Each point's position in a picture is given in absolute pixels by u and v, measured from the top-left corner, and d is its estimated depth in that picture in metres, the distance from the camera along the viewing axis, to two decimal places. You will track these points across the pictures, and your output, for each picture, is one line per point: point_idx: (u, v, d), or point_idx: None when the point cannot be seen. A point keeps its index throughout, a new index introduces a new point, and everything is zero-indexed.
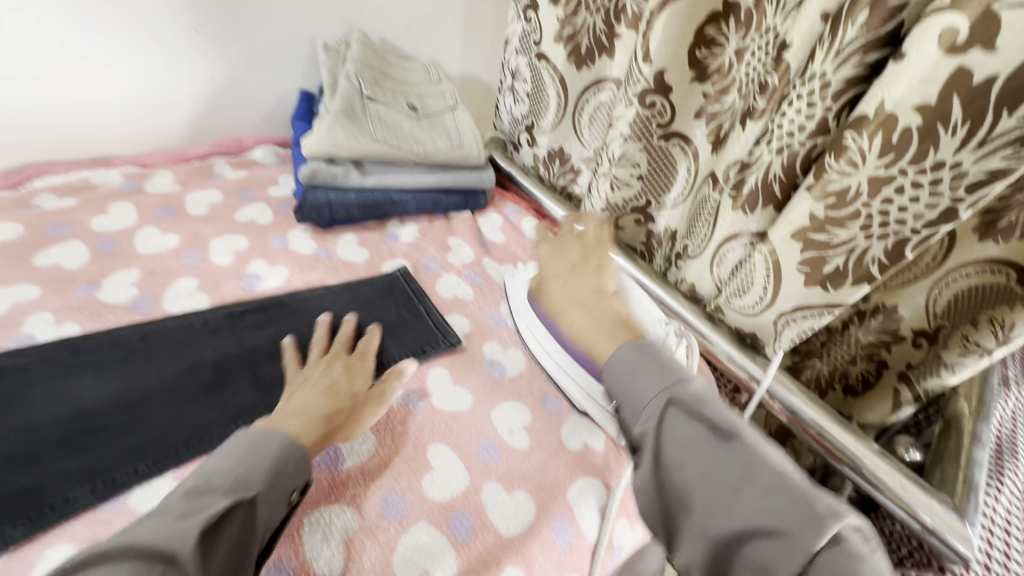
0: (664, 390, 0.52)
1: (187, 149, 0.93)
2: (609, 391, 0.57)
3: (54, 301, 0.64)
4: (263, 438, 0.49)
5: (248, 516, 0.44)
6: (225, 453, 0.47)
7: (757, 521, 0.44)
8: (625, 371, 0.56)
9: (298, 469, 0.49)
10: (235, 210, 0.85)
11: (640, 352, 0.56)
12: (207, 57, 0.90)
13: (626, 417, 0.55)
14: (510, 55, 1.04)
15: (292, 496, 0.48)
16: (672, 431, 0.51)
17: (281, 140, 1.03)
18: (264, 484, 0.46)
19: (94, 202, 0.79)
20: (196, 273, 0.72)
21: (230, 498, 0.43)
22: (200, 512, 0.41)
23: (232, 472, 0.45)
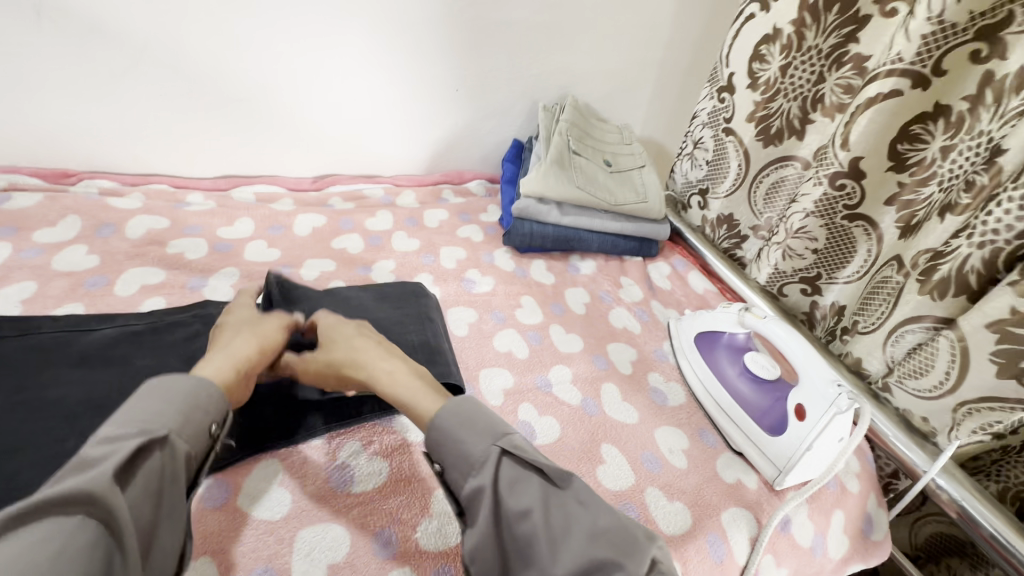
0: (495, 442, 0.50)
1: (425, 176, 1.18)
2: (434, 449, 0.52)
3: (345, 274, 0.87)
4: (172, 382, 0.47)
5: (167, 454, 0.43)
6: (123, 405, 0.44)
7: (595, 560, 0.44)
8: (454, 427, 0.52)
9: (213, 399, 0.48)
10: (458, 227, 1.07)
11: (459, 404, 0.54)
12: (455, 108, 1.13)
13: (452, 475, 0.51)
14: (696, 126, 1.14)
15: (213, 428, 0.47)
16: (506, 481, 0.49)
17: (491, 177, 1.24)
18: (177, 424, 0.44)
19: (366, 207, 1.05)
20: (431, 271, 0.93)
21: (141, 439, 0.41)
22: (110, 457, 0.39)
23: (133, 418, 0.43)
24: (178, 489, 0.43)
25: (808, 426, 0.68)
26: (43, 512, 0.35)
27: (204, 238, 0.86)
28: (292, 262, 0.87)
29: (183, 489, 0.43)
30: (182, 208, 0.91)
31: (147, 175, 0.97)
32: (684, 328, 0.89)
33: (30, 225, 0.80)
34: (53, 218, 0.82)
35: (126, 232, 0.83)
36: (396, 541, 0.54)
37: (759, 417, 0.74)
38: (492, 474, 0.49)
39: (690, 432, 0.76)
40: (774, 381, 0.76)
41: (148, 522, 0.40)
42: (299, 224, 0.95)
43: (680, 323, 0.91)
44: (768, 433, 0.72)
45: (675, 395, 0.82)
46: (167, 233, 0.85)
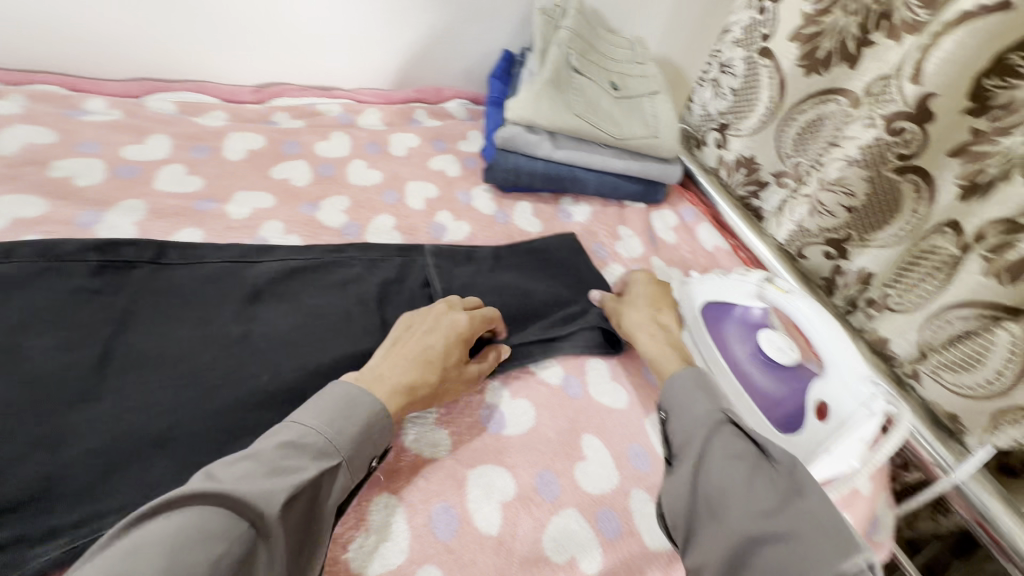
0: (721, 407, 0.48)
1: (394, 92, 0.98)
2: (663, 399, 0.52)
3: (284, 212, 0.71)
4: (360, 398, 0.46)
5: (334, 484, 0.43)
6: (321, 406, 0.45)
7: (787, 529, 0.39)
8: (679, 387, 0.52)
9: (382, 437, 0.47)
10: (429, 158, 0.89)
11: (699, 374, 0.53)
12: (430, 4, 0.91)
13: (666, 426, 0.51)
14: (723, 45, 0.94)
15: (371, 464, 0.46)
16: (723, 439, 0.46)
17: (474, 97, 1.04)
18: (347, 449, 0.44)
19: (319, 128, 0.86)
20: (393, 212, 0.77)
21: (314, 473, 0.41)
22: (290, 475, 0.40)
23: (319, 431, 0.43)
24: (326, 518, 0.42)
25: (832, 425, 0.58)
26: (203, 502, 0.36)
27: (104, 159, 0.68)
28: (218, 195, 0.70)
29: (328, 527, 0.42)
30: (80, 118, 0.72)
31: (35, 71, 0.76)
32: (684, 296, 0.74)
33: None
34: None
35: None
36: (322, 562, 0.45)
37: (770, 408, 0.65)
38: (707, 432, 0.46)
39: None
40: (791, 367, 0.65)
41: (296, 539, 0.41)
42: (231, 145, 0.77)
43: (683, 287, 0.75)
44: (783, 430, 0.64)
45: None
46: (54, 150, 0.67)
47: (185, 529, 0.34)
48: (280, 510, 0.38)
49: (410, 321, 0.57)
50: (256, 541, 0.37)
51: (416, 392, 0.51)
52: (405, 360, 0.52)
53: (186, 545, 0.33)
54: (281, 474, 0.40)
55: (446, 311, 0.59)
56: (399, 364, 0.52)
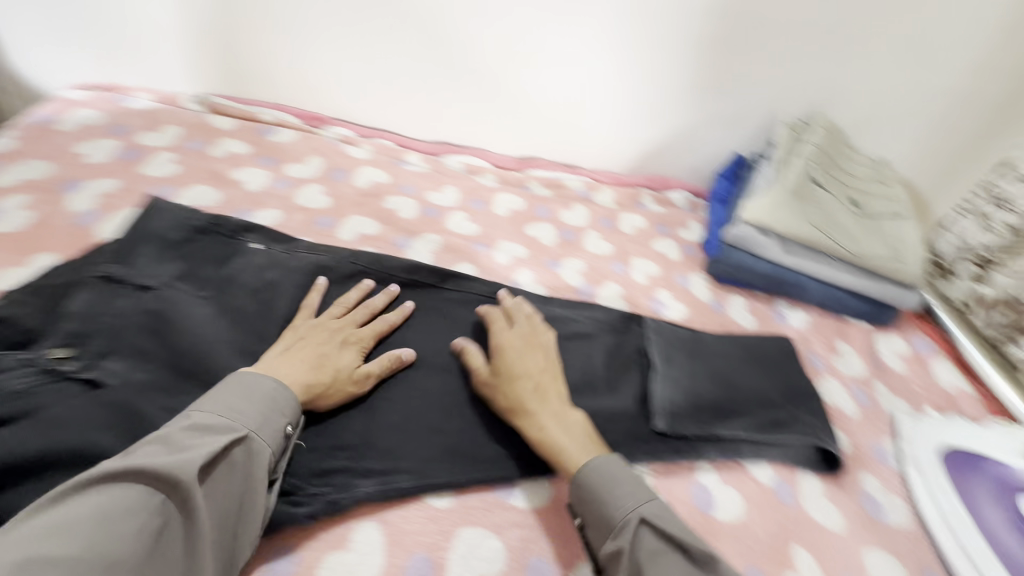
0: (637, 509, 0.52)
1: (627, 177, 1.09)
2: (577, 502, 0.55)
3: (534, 265, 0.84)
4: (252, 378, 0.52)
5: (240, 451, 0.47)
6: (209, 401, 0.49)
7: None
8: (597, 484, 0.54)
9: (285, 404, 0.53)
10: (653, 239, 0.97)
11: (613, 461, 0.56)
12: (681, 108, 1.02)
13: (590, 531, 0.53)
14: (1004, 180, 0.90)
15: (286, 428, 0.52)
16: (647, 549, 0.49)
17: (697, 190, 1.11)
18: (254, 425, 0.49)
19: (564, 199, 1.00)
20: (620, 281, 0.86)
21: (226, 438, 0.46)
22: (197, 447, 0.44)
23: (228, 421, 0.48)
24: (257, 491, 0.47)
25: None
26: (121, 483, 0.40)
27: (415, 200, 0.89)
28: (487, 240, 0.86)
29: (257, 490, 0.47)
30: (402, 167, 0.95)
31: (378, 129, 1.03)
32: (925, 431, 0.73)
33: (285, 158, 0.90)
34: (302, 155, 0.91)
35: (354, 180, 0.89)
36: None
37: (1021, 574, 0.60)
38: (633, 538, 0.50)
39: (914, 570, 0.59)
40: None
41: (223, 505, 0.45)
42: (499, 203, 0.94)
43: (923, 423, 0.73)
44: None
45: (897, 514, 0.65)
46: (386, 188, 0.89)
47: (104, 507, 0.38)
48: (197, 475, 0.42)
49: (311, 326, 0.63)
50: (173, 525, 0.40)
51: (313, 389, 0.57)
52: (296, 361, 0.58)
53: (95, 525, 0.37)
54: (208, 472, 0.44)
55: (342, 327, 0.64)
56: (288, 365, 0.57)
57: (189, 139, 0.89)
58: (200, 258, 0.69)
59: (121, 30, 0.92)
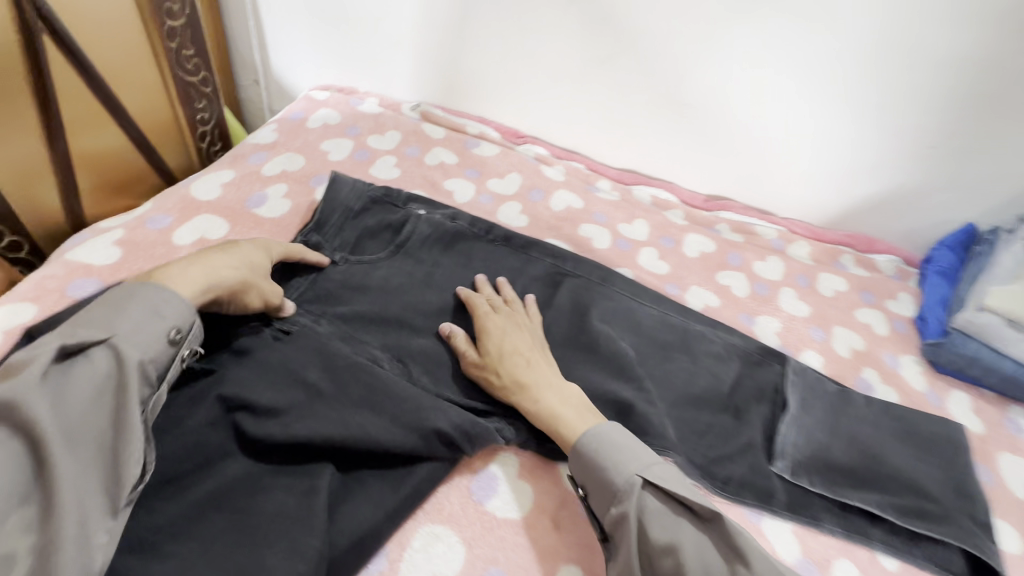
0: (641, 471, 0.50)
1: (826, 231, 1.00)
2: (581, 473, 0.53)
3: (727, 317, 0.80)
4: (135, 291, 0.50)
5: (102, 358, 0.46)
6: (93, 317, 0.48)
7: None
8: (596, 456, 0.52)
9: (170, 307, 0.50)
10: (857, 307, 0.88)
11: (602, 436, 0.53)
12: (913, 165, 0.90)
13: (594, 500, 0.52)
14: None
15: (170, 334, 0.50)
16: (652, 513, 0.48)
17: (909, 258, 0.99)
18: (129, 334, 0.48)
19: (756, 247, 0.94)
20: (820, 350, 0.79)
21: (72, 345, 0.45)
22: (32, 360, 0.43)
23: (88, 345, 0.46)
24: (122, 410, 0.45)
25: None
26: None
27: (607, 230, 0.88)
28: (678, 282, 0.83)
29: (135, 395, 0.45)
30: (594, 193, 0.96)
31: (569, 150, 1.05)
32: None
33: (487, 172, 0.94)
34: (503, 171, 0.95)
35: (550, 203, 0.91)
36: None
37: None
38: (639, 506, 0.49)
39: None
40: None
41: (102, 412, 0.45)
42: (689, 243, 0.91)
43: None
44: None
45: None
46: (580, 214, 0.90)
47: None
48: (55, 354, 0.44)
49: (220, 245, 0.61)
50: (47, 453, 0.41)
51: (216, 291, 0.55)
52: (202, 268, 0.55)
53: None
54: (65, 372, 0.44)
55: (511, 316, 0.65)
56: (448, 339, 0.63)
57: (406, 144, 0.96)
58: (378, 228, 0.76)
59: (364, 40, 1.03)
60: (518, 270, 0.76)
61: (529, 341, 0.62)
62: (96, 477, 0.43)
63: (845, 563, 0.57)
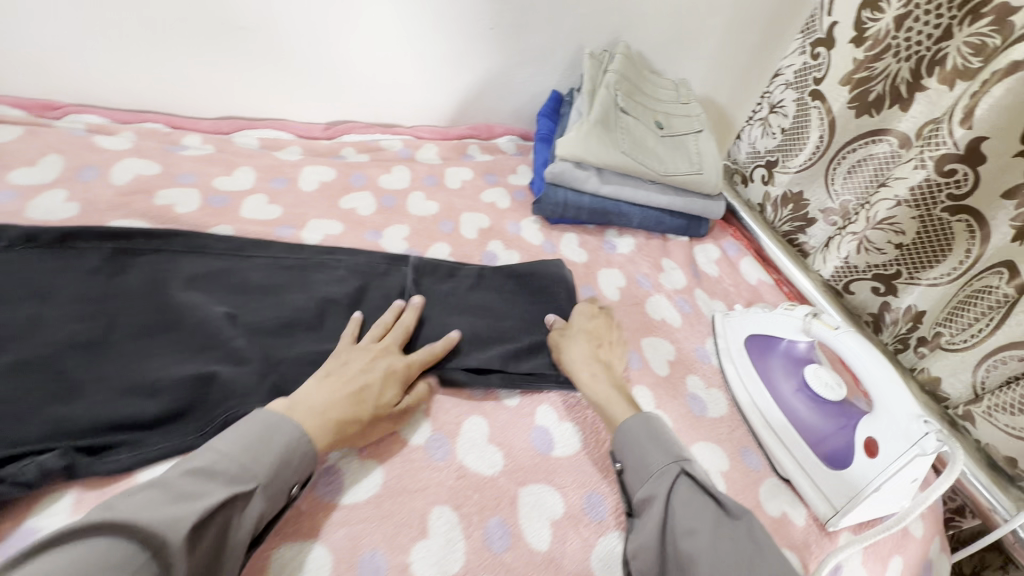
0: (676, 462, 0.53)
1: (450, 129, 1.06)
2: (620, 451, 0.56)
3: (353, 240, 0.78)
4: (275, 427, 0.48)
5: (245, 511, 0.43)
6: (223, 456, 0.45)
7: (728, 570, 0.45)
8: (637, 440, 0.56)
9: (301, 463, 0.48)
10: (481, 191, 0.95)
11: (651, 421, 0.58)
12: (483, 49, 0.99)
13: (628, 477, 0.55)
14: (775, 87, 0.96)
15: (291, 490, 0.47)
16: (680, 497, 0.51)
17: (524, 133, 1.11)
18: (266, 479, 0.45)
19: (382, 162, 0.94)
20: (448, 240, 0.84)
21: (228, 490, 0.42)
22: (196, 499, 0.40)
23: (233, 460, 0.45)
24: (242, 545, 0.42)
25: (874, 470, 0.57)
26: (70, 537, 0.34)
27: (197, 189, 0.77)
28: (294, 221, 0.77)
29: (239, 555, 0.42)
30: (177, 152, 0.82)
31: (141, 113, 0.87)
32: (732, 325, 0.78)
33: (6, 163, 0.72)
34: (32, 156, 0.73)
35: (113, 178, 0.74)
36: (386, 567, 0.48)
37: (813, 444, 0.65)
38: (667, 487, 0.51)
39: (731, 451, 0.66)
40: (838, 404, 0.66)
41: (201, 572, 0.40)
42: (305, 177, 0.85)
43: (731, 318, 0.79)
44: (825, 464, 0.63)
45: (717, 406, 0.71)
46: (158, 181, 0.76)
47: (88, 564, 0.33)
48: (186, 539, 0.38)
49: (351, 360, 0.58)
50: None
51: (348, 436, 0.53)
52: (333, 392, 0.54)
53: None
54: (201, 531, 0.40)
55: (386, 352, 0.60)
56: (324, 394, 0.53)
57: None
58: None
59: None
60: (55, 272, 0.61)
61: (594, 318, 0.72)
62: None
63: (472, 419, 0.61)
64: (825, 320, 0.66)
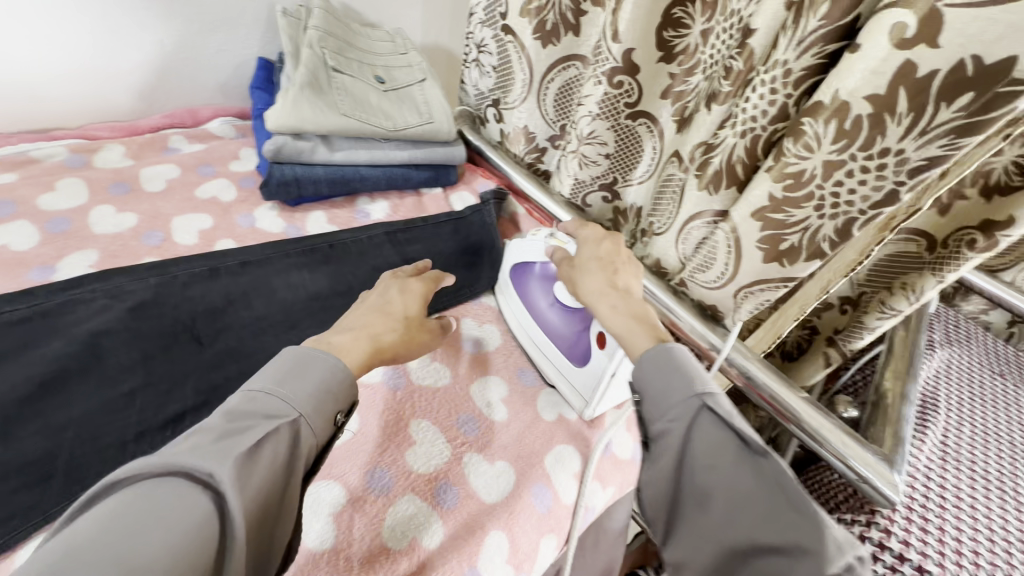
0: (698, 394, 0.50)
1: (137, 122, 0.88)
2: (636, 382, 0.54)
3: (6, 285, 0.60)
4: (310, 357, 0.48)
5: (297, 439, 0.43)
6: (267, 386, 0.45)
7: (756, 539, 0.43)
8: (657, 369, 0.53)
9: (345, 389, 0.48)
10: (196, 187, 0.81)
11: (665, 352, 0.54)
12: (142, 19, 0.82)
13: (646, 408, 0.53)
14: (474, 26, 0.99)
15: (337, 418, 0.47)
16: (702, 433, 0.48)
17: (240, 112, 0.97)
18: (303, 409, 0.44)
19: (38, 178, 0.73)
20: (159, 253, 0.70)
21: (272, 423, 0.42)
22: (241, 434, 0.40)
23: (274, 396, 0.44)
24: (297, 468, 0.42)
25: (604, 357, 0.66)
26: (142, 477, 0.36)
27: None
28: None
29: (296, 471, 0.42)
30: None
31: None
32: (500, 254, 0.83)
33: None
34: None
35: None
36: None
37: (570, 348, 0.71)
38: (689, 420, 0.50)
39: (509, 377, 0.72)
40: (581, 310, 0.71)
41: (269, 496, 0.40)
42: None
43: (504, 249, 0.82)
44: (576, 364, 0.70)
45: (489, 339, 0.76)
46: None
47: (137, 500, 0.34)
48: (234, 470, 0.37)
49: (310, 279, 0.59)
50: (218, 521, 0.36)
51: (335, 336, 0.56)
52: None
53: (140, 512, 0.34)
54: (250, 455, 0.39)
55: None
56: (360, 319, 0.58)
57: None
58: None
59: None
60: None
61: (605, 245, 0.68)
62: (261, 537, 0.39)
63: None
64: (559, 238, 0.72)
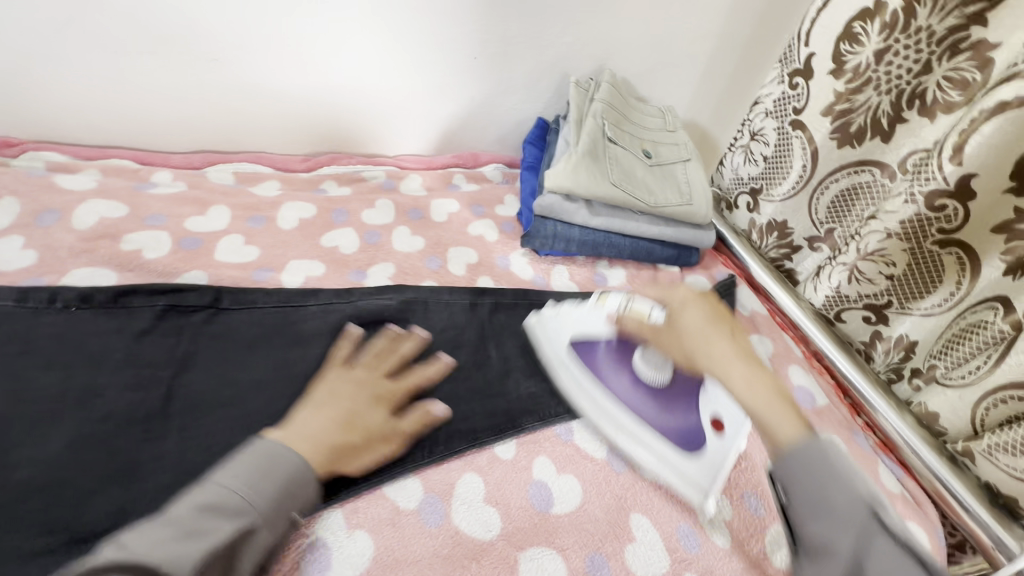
0: (868, 502, 0.46)
1: (434, 158, 1.03)
2: (790, 481, 0.49)
3: (334, 281, 0.74)
4: (279, 456, 0.47)
5: (253, 540, 0.43)
6: (224, 481, 0.44)
7: None
8: (817, 474, 0.47)
9: (305, 486, 0.48)
10: (469, 223, 0.93)
11: (827, 448, 0.49)
12: (467, 80, 0.96)
13: (796, 516, 0.48)
14: (754, 114, 0.96)
15: (295, 514, 0.47)
16: (877, 554, 0.43)
17: (511, 161, 1.08)
18: (266, 513, 0.44)
19: (364, 195, 0.90)
20: (436, 277, 0.80)
21: (231, 526, 0.42)
22: (200, 538, 0.41)
23: (238, 495, 0.44)
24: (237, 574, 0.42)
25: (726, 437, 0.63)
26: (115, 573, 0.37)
27: (169, 232, 0.72)
28: (273, 263, 0.74)
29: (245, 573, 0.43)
30: (147, 192, 0.77)
31: (105, 149, 0.83)
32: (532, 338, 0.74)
33: None
34: None
35: (72, 222, 0.69)
36: None
37: (669, 433, 0.64)
38: (867, 537, 0.44)
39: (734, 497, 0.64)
40: (671, 392, 0.66)
41: None
42: (285, 215, 0.81)
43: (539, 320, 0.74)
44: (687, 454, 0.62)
45: None
46: (124, 224, 0.71)
47: None
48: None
49: (334, 383, 0.58)
50: None
51: (336, 447, 0.52)
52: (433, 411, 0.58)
53: None
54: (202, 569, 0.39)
55: (379, 382, 0.60)
56: (315, 423, 0.53)
57: None
58: None
59: None
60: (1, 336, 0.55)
61: (710, 310, 0.65)
62: None
63: (472, 474, 0.59)
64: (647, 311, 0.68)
